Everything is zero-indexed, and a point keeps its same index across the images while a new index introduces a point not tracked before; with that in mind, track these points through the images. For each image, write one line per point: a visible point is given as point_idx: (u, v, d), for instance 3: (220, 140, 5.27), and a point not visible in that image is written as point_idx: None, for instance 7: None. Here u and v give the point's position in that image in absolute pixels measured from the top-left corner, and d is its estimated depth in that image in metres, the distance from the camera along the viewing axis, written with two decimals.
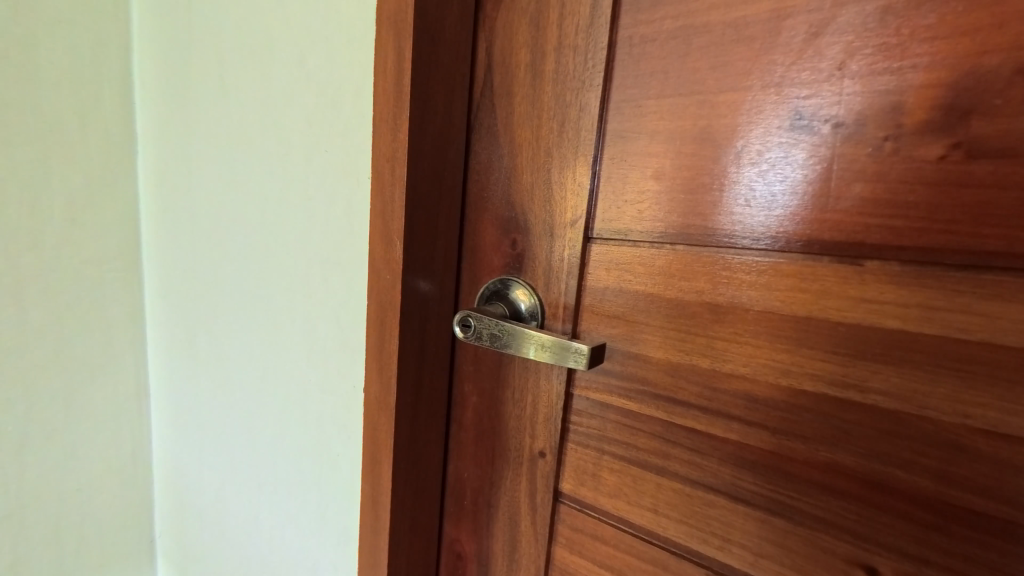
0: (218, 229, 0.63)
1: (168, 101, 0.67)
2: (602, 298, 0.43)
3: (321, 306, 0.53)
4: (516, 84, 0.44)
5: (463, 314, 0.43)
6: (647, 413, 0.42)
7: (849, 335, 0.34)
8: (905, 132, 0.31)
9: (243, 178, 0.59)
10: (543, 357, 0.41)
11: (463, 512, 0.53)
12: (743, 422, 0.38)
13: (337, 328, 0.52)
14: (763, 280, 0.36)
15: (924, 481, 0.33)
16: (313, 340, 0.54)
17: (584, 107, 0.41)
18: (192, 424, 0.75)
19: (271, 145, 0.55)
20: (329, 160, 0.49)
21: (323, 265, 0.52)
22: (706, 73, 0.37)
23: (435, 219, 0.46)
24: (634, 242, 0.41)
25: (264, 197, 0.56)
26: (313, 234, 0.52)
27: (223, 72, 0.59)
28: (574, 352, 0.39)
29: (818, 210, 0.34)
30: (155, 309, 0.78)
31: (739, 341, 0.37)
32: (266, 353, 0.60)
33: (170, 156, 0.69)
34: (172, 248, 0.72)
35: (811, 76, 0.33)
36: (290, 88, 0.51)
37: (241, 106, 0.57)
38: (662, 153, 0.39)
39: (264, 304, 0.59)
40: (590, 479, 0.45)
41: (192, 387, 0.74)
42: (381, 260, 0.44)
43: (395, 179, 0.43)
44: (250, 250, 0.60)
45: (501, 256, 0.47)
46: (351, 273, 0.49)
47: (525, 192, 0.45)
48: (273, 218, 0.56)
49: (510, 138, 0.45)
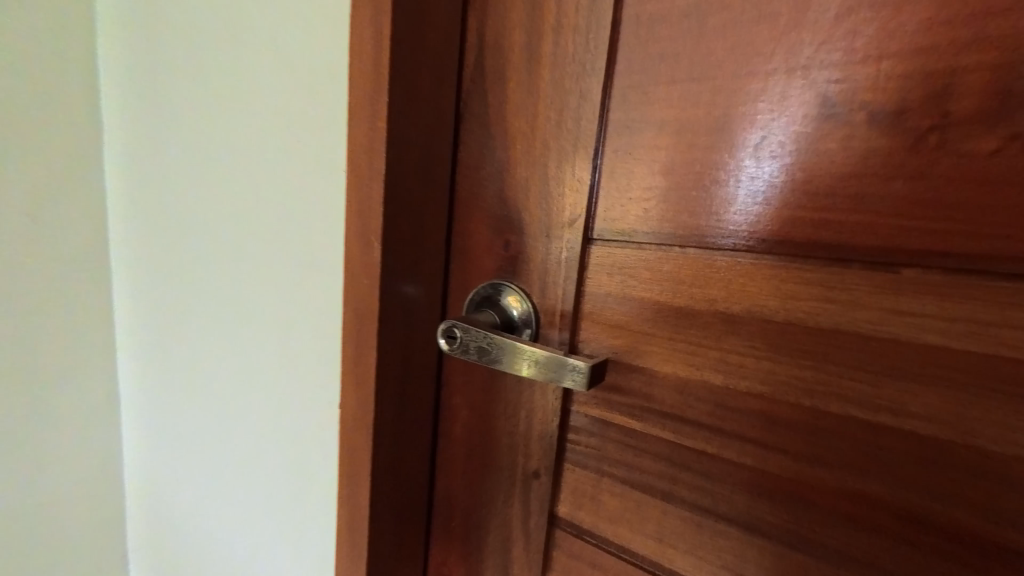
0: (190, 225, 0.59)
1: (136, 89, 0.63)
2: (604, 305, 0.39)
3: (295, 313, 0.49)
4: (511, 68, 0.39)
5: (449, 324, 0.38)
6: (652, 432, 0.38)
7: (880, 351, 0.30)
8: (954, 122, 0.27)
9: (215, 168, 0.54)
10: (534, 377, 0.37)
11: (452, 534, 0.49)
12: (759, 445, 0.34)
13: (312, 337, 0.48)
14: (784, 288, 0.32)
15: (962, 515, 0.29)
16: (291, 347, 0.50)
17: (585, 94, 0.37)
18: (164, 435, 0.71)
19: (244, 139, 0.50)
20: (301, 154, 0.46)
21: (295, 267, 0.48)
22: (724, 53, 0.33)
23: (421, 218, 0.41)
24: (639, 244, 0.37)
25: (238, 190, 0.52)
26: (285, 236, 0.48)
27: (189, 61, 0.55)
28: (571, 371, 0.35)
29: (849, 209, 0.30)
30: (126, 311, 0.73)
31: (756, 356, 0.34)
32: (239, 359, 0.56)
33: (138, 148, 0.64)
34: (142, 247, 0.68)
35: (844, 58, 0.29)
36: (261, 74, 0.47)
37: (210, 95, 0.53)
38: (671, 147, 0.35)
39: (240, 305, 0.55)
40: (588, 502, 0.42)
41: (165, 397, 0.69)
42: (357, 263, 0.40)
43: (373, 173, 0.38)
44: (224, 246, 0.55)
45: (493, 258, 0.42)
46: (326, 277, 0.46)
47: (520, 187, 0.40)
48: (248, 215, 0.51)
49: (503, 128, 0.40)
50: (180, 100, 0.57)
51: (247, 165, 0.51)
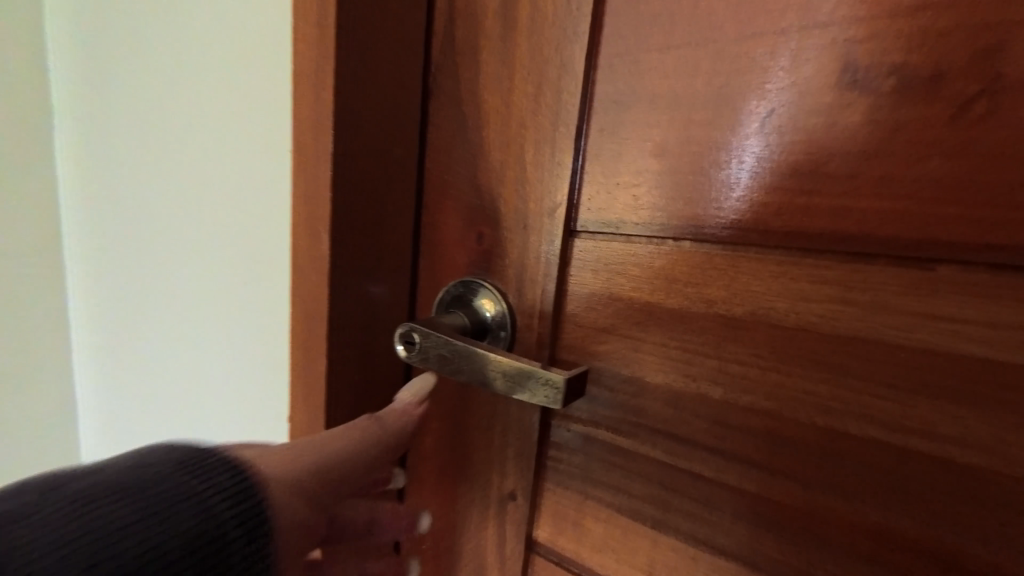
0: (142, 216, 0.54)
1: (88, 69, 0.58)
2: (588, 306, 0.34)
3: (245, 313, 0.46)
4: (484, 36, 0.34)
5: (406, 328, 0.34)
6: (641, 451, 0.33)
7: (908, 362, 0.26)
8: (1009, 85, 0.23)
9: (170, 153, 0.50)
10: (501, 391, 0.32)
11: (423, 557, 0.44)
12: (764, 469, 0.30)
13: (261, 339, 0.45)
14: (795, 288, 0.28)
15: (1008, 563, 0.24)
16: (248, 348, 0.46)
17: (566, 63, 0.32)
18: (122, 443, 0.66)
19: (200, 121, 0.46)
20: (253, 141, 0.42)
21: (245, 263, 0.45)
22: (727, 11, 0.28)
23: (383, 207, 0.37)
24: (628, 237, 0.32)
25: (194, 177, 0.48)
26: (236, 229, 0.45)
27: (140, 40, 0.51)
28: (544, 385, 0.31)
29: (874, 194, 0.26)
30: (81, 311, 0.68)
31: (761, 366, 0.29)
32: (193, 362, 0.52)
33: (90, 132, 0.59)
34: (94, 242, 0.62)
35: (870, 14, 0.25)
36: (217, 51, 0.43)
37: (161, 76, 0.49)
38: (666, 124, 0.30)
39: (194, 302, 0.50)
40: (571, 527, 0.37)
41: (120, 403, 0.64)
42: (304, 257, 0.36)
43: (317, 154, 0.34)
44: (178, 239, 0.51)
45: (466, 252, 0.37)
46: (277, 276, 0.42)
47: (494, 172, 0.35)
48: (204, 203, 0.47)
49: (475, 105, 0.35)
50: (133, 80, 0.52)
51: (203, 150, 0.46)
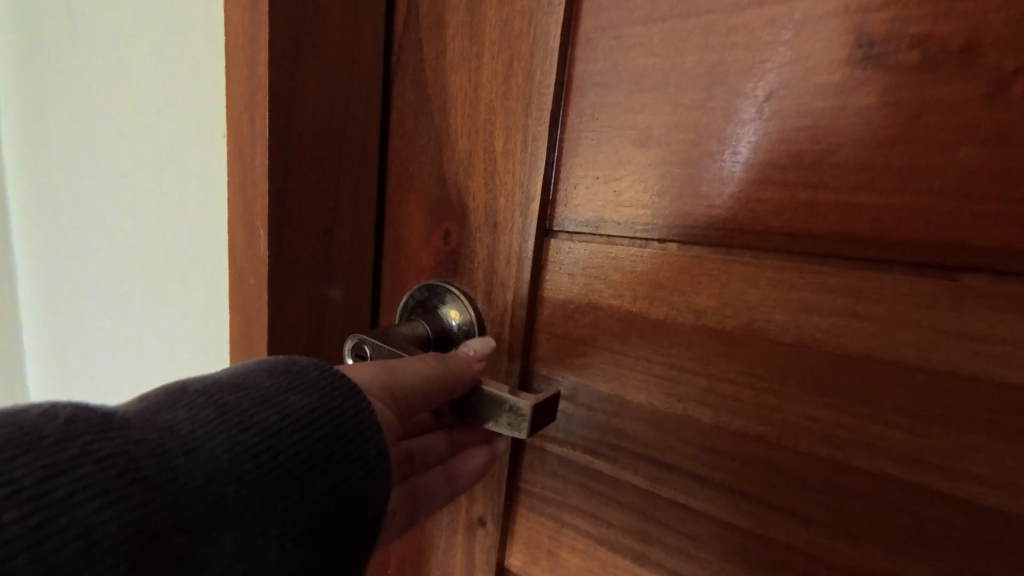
0: (86, 206, 0.50)
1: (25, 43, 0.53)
2: (565, 314, 0.30)
3: (184, 315, 0.42)
4: (449, 9, 0.31)
5: (357, 338, 0.30)
6: (622, 477, 0.30)
7: (926, 387, 0.22)
8: None
9: (109, 138, 0.46)
10: (457, 412, 0.30)
11: None
12: (758, 502, 0.26)
13: (204, 341, 0.41)
14: (796, 299, 0.24)
15: None
16: (193, 351, 0.42)
17: (539, 38, 0.28)
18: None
19: (137, 101, 0.42)
20: (186, 127, 0.39)
21: (181, 262, 0.41)
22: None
23: (338, 201, 0.33)
24: (608, 237, 0.29)
25: (134, 164, 0.44)
26: (171, 225, 0.41)
27: (76, 15, 0.46)
28: (510, 412, 0.28)
29: (889, 190, 0.22)
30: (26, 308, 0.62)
31: (757, 387, 0.26)
32: (141, 364, 0.49)
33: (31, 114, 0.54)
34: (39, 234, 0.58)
35: None
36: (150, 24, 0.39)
37: (98, 56, 0.45)
38: (650, 107, 0.27)
39: (139, 300, 0.47)
40: (545, 558, 0.33)
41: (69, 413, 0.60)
42: (243, 255, 0.32)
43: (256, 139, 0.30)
44: (121, 231, 0.47)
45: (431, 251, 0.34)
46: (216, 273, 0.38)
47: (461, 161, 0.32)
48: (145, 193, 0.44)
49: (440, 87, 0.32)
50: (70, 58, 0.48)
51: (142, 133, 0.42)
